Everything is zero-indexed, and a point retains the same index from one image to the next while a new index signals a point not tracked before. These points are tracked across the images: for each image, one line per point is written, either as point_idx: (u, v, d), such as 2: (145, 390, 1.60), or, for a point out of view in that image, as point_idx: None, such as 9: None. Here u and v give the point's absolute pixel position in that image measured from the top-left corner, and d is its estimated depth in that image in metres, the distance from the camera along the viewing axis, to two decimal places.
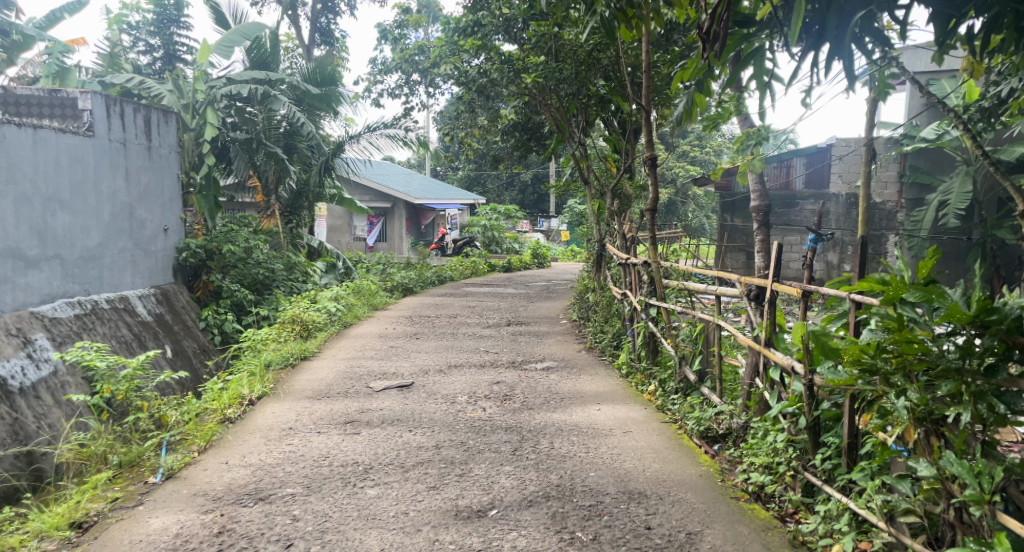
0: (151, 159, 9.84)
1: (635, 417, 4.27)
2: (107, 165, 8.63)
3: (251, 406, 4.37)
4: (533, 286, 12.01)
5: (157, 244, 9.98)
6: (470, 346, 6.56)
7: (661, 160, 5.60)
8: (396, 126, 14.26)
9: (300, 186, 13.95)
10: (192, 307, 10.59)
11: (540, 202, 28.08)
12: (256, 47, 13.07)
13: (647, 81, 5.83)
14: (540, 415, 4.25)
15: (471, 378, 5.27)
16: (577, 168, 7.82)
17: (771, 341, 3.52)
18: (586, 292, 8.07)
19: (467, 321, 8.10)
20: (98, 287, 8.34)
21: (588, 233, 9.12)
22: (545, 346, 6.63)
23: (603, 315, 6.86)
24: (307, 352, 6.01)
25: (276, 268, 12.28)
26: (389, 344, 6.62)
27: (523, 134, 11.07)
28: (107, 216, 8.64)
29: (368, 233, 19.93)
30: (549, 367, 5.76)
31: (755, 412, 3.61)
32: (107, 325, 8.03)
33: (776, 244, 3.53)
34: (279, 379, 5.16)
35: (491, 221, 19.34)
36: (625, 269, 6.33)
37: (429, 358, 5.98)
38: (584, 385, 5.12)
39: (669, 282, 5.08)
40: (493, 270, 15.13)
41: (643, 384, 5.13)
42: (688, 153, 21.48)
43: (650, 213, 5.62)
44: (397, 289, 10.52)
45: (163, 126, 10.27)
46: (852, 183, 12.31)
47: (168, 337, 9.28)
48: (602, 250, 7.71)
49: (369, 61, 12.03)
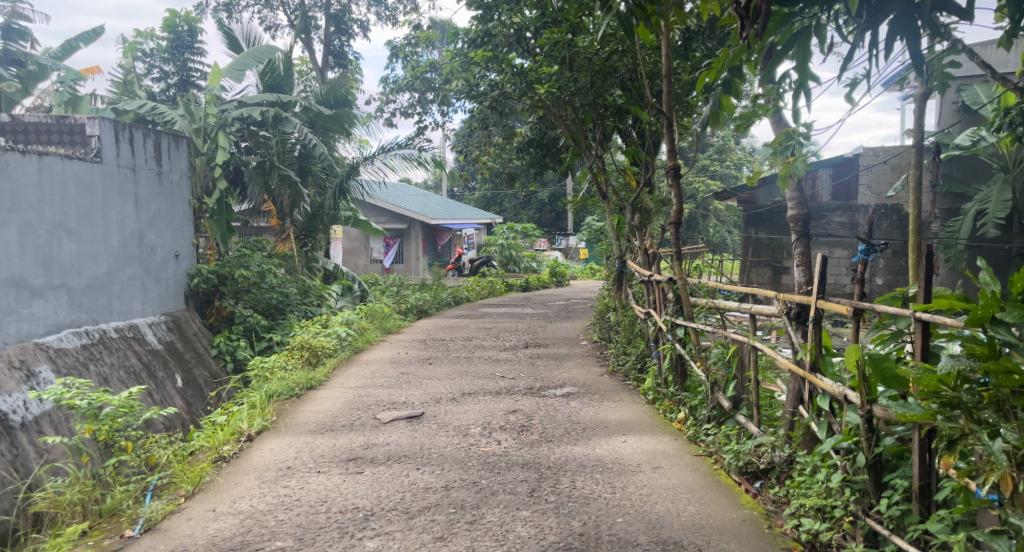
0: (161, 185, 9.67)
1: (665, 450, 3.90)
2: (116, 192, 8.46)
3: (249, 442, 4.06)
4: (551, 306, 11.67)
5: (168, 270, 9.79)
6: (486, 371, 6.22)
7: (684, 169, 5.24)
8: (410, 146, 14.04)
9: (314, 209, 13.79)
10: (203, 334, 10.38)
11: (558, 220, 27.75)
12: (269, 70, 12.97)
13: (668, 86, 5.48)
14: (560, 450, 3.88)
15: (487, 407, 4.92)
16: (595, 182, 7.49)
17: (817, 365, 3.17)
18: (607, 311, 7.72)
19: (483, 343, 7.77)
20: (106, 316, 8.12)
21: (608, 250, 8.77)
22: (564, 370, 6.29)
23: (625, 337, 6.51)
24: (315, 381, 5.71)
25: (290, 292, 12.06)
26: (401, 370, 6.30)
27: (538, 151, 10.79)
28: (117, 243, 8.46)
29: (385, 255, 19.73)
30: (570, 393, 5.40)
31: (801, 444, 3.26)
32: (114, 354, 7.80)
33: (818, 257, 3.12)
34: (283, 411, 4.85)
35: (509, 240, 19.04)
36: (648, 287, 5.96)
37: (442, 385, 5.65)
38: (608, 413, 4.75)
39: (698, 300, 4.71)
40: (510, 290, 14.82)
41: (672, 411, 4.75)
42: (708, 167, 21.12)
43: (673, 225, 5.25)
44: (412, 311, 10.23)
45: (174, 151, 10.13)
46: (881, 193, 11.87)
47: (179, 365, 9.05)
48: (622, 266, 7.36)
49: (381, 81, 11.81)
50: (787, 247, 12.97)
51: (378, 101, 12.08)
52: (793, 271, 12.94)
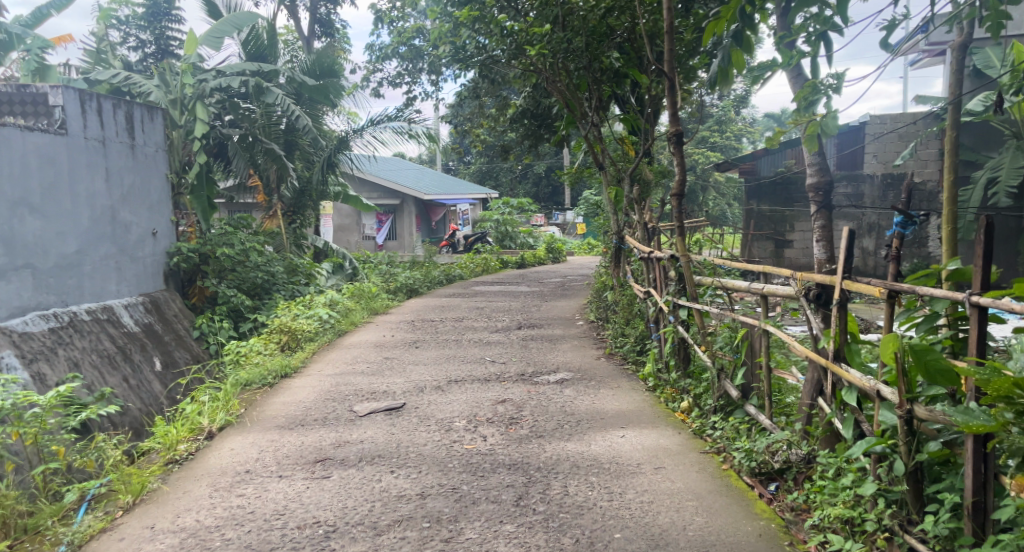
0: (135, 158, 9.20)
1: (668, 447, 3.51)
2: (83, 166, 8.01)
3: (208, 440, 3.68)
4: (547, 283, 11.26)
5: (145, 248, 9.36)
6: (475, 355, 5.84)
7: (688, 135, 4.79)
8: (400, 118, 13.62)
9: (302, 183, 13.32)
10: (185, 315, 9.97)
11: (555, 195, 27.23)
12: (253, 39, 12.48)
13: (669, 45, 5.00)
14: (552, 447, 3.50)
15: (474, 396, 4.54)
16: (591, 152, 7.03)
17: (842, 354, 2.74)
18: (604, 290, 7.32)
19: (474, 325, 7.37)
20: (77, 297, 7.70)
21: (605, 225, 8.35)
22: (559, 353, 5.90)
23: (623, 318, 6.14)
24: (290, 367, 5.31)
25: (276, 271, 11.64)
26: (385, 355, 5.91)
27: (532, 122, 10.32)
28: (86, 220, 8.01)
29: (378, 232, 19.28)
30: (564, 379, 5.02)
31: (823, 443, 2.87)
32: (86, 338, 7.38)
33: (845, 231, 2.67)
34: (251, 403, 4.46)
35: (504, 215, 18.59)
36: (648, 264, 5.56)
37: (428, 371, 5.28)
38: (604, 402, 4.37)
39: (702, 279, 4.30)
40: (505, 267, 14.42)
41: (674, 400, 4.38)
42: (707, 139, 20.61)
43: (675, 197, 4.83)
44: (401, 290, 9.81)
45: (149, 123, 9.65)
46: (888, 162, 11.43)
47: (157, 348, 8.65)
48: (621, 242, 6.94)
49: (367, 48, 11.28)
50: (790, 220, 12.55)
51: (364, 70, 11.56)
52: (796, 245, 12.53)
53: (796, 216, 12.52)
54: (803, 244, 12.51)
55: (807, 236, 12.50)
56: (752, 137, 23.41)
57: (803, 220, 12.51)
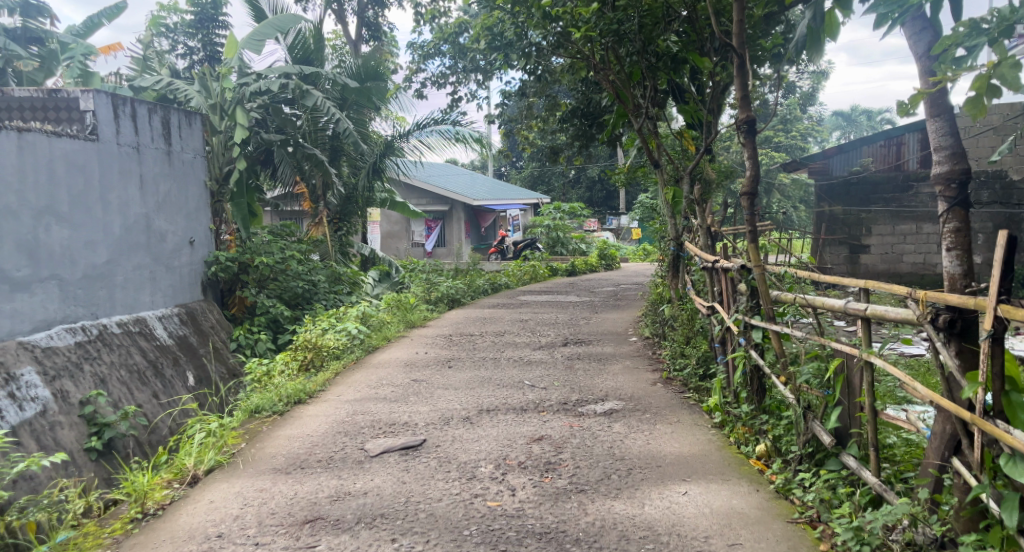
0: (171, 165, 8.88)
1: (744, 512, 2.83)
2: (116, 173, 7.66)
3: (188, 488, 3.13)
4: (598, 293, 10.54)
5: (181, 258, 9.02)
6: (514, 378, 5.20)
7: (761, 122, 4.02)
8: (445, 122, 13.17)
9: (348, 190, 12.91)
10: (222, 326, 9.64)
11: (610, 199, 26.40)
12: (300, 44, 12.04)
13: (739, 16, 4.20)
14: (596, 508, 2.86)
15: (507, 431, 3.92)
16: (646, 149, 6.28)
17: (996, 407, 2.06)
18: (660, 303, 6.58)
19: (516, 340, 6.74)
20: (108, 309, 7.34)
21: (661, 230, 7.61)
22: (609, 377, 5.20)
23: (682, 336, 5.45)
24: (307, 390, 4.75)
25: (317, 281, 11.22)
26: (413, 377, 5.30)
27: (583, 121, 9.66)
28: (119, 229, 7.65)
29: (427, 238, 18.94)
30: (612, 409, 4.35)
31: (964, 524, 2.21)
32: (115, 352, 7.00)
33: (1000, 238, 1.97)
34: (254, 437, 3.91)
35: (556, 221, 17.93)
36: (712, 276, 4.83)
37: (459, 397, 4.66)
38: (661, 443, 3.69)
39: (782, 295, 3.58)
40: (555, 274, 13.75)
41: (747, 441, 3.67)
42: (772, 139, 19.56)
43: (744, 197, 4.04)
44: (443, 301, 9.24)
45: (187, 128, 9.34)
46: (980, 158, 10.34)
47: (191, 361, 8.29)
48: (679, 249, 6.21)
49: (410, 47, 10.78)
50: (867, 223, 11.47)
51: (406, 70, 11.06)
52: (873, 249, 11.47)
53: (874, 219, 11.44)
54: (882, 249, 11.42)
55: (886, 241, 11.40)
56: (818, 134, 22.16)
57: (882, 223, 11.41)
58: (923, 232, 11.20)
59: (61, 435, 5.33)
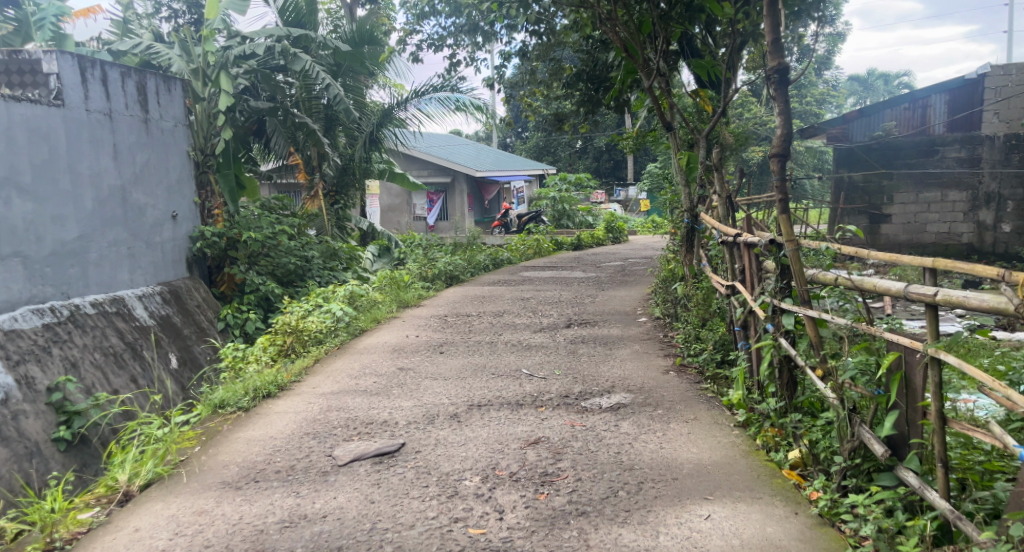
0: (149, 135, 8.31)
1: (782, 545, 2.41)
2: (85, 143, 7.08)
3: (115, 511, 2.66)
4: (605, 268, 9.99)
5: (163, 233, 8.48)
6: (511, 366, 4.69)
7: (795, 71, 3.47)
8: (445, 88, 12.54)
9: (344, 161, 12.33)
10: (210, 305, 9.12)
11: (617, 170, 25.74)
12: (292, 6, 11.35)
13: None
14: (600, 539, 2.41)
15: (498, 432, 3.42)
16: (657, 110, 5.71)
17: None
18: (672, 280, 6.06)
19: (515, 321, 6.23)
20: (80, 289, 6.81)
21: (673, 200, 7.05)
22: (616, 365, 4.68)
23: (697, 317, 4.93)
24: (280, 380, 4.24)
25: (311, 256, 10.69)
26: (399, 364, 4.80)
27: (588, 85, 9.07)
28: (91, 202, 7.10)
29: (429, 212, 18.40)
30: (620, 404, 3.85)
31: None
32: (88, 334, 6.50)
33: None
34: (210, 439, 3.43)
35: (562, 192, 17.34)
36: (731, 251, 4.29)
37: (448, 390, 4.16)
38: (679, 447, 3.21)
39: (822, 276, 3.04)
40: (560, 249, 13.20)
41: (778, 447, 3.17)
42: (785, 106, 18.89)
43: (774, 159, 3.47)
44: (441, 277, 8.73)
45: (166, 95, 8.73)
46: None
47: (174, 343, 7.80)
48: (693, 222, 5.64)
49: (404, 7, 10.12)
50: (889, 191, 10.83)
51: (400, 32, 10.40)
52: (894, 220, 10.87)
53: (896, 186, 10.80)
54: (904, 219, 10.81)
55: (909, 210, 10.78)
56: (833, 100, 21.42)
57: (904, 190, 10.78)
58: (948, 201, 10.57)
59: (26, 423, 4.49)
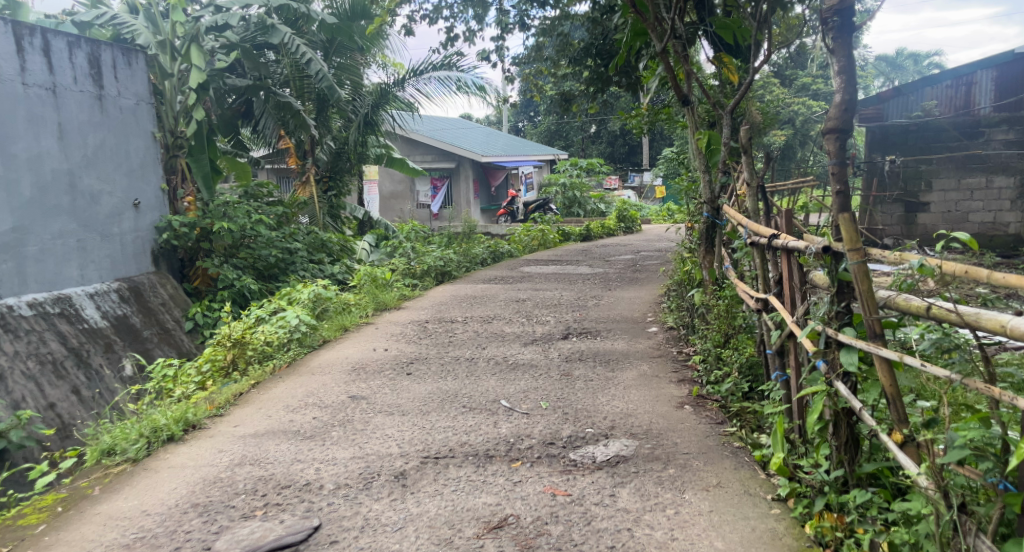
0: (105, 114, 6.93)
1: None
2: (21, 121, 5.77)
3: None
4: (615, 262, 9.06)
5: (124, 224, 7.14)
6: (488, 395, 3.78)
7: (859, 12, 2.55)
8: (445, 67, 11.53)
9: (338, 145, 11.44)
10: (180, 300, 7.82)
11: (632, 155, 24.74)
12: None
13: None
14: None
15: (451, 507, 2.53)
16: (672, 80, 4.74)
17: None
18: (689, 283, 5.12)
19: (506, 330, 5.31)
20: (15, 289, 5.54)
21: (690, 188, 6.10)
22: (618, 394, 3.76)
23: (719, 333, 3.99)
24: (190, 417, 3.36)
25: (295, 248, 9.55)
26: (352, 392, 3.91)
27: (597, 61, 8.11)
28: (29, 189, 5.80)
29: (433, 199, 17.24)
30: (621, 457, 2.96)
31: None
32: (22, 340, 5.21)
33: None
34: (73, 509, 2.61)
35: (572, 178, 16.39)
36: (762, 253, 3.37)
37: (403, 432, 3.27)
38: (701, 539, 2.34)
39: (910, 303, 2.14)
40: (567, 240, 12.26)
41: (841, 546, 2.26)
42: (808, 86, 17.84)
43: (829, 137, 2.53)
44: (431, 273, 7.84)
45: (126, 69, 7.37)
46: None
47: (131, 348, 6.44)
48: (714, 216, 4.71)
49: None
50: (927, 176, 9.76)
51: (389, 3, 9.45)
52: (935, 208, 9.83)
53: (935, 171, 9.74)
54: (943, 208, 9.75)
55: (949, 198, 9.72)
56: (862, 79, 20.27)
57: (945, 175, 9.71)
58: (995, 187, 9.49)
59: None
